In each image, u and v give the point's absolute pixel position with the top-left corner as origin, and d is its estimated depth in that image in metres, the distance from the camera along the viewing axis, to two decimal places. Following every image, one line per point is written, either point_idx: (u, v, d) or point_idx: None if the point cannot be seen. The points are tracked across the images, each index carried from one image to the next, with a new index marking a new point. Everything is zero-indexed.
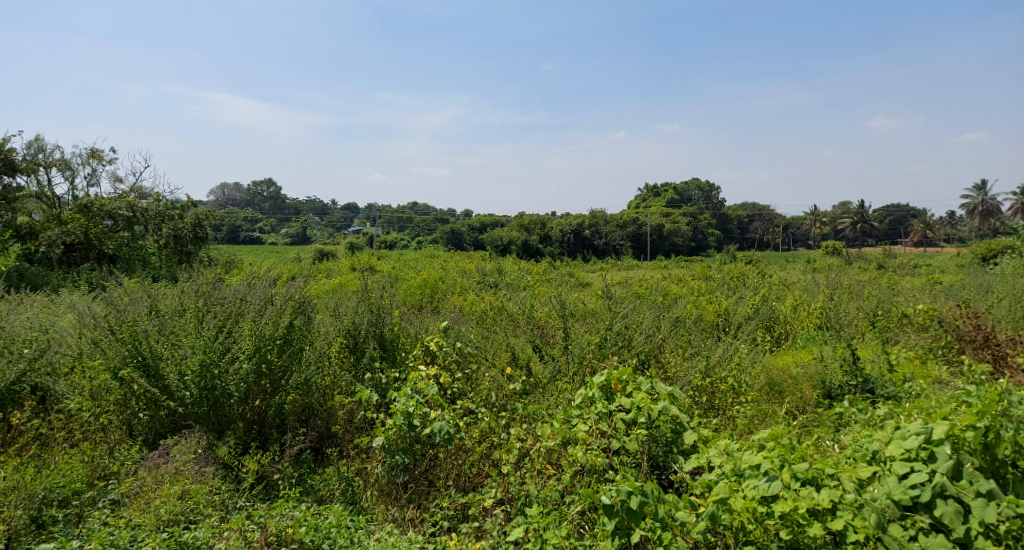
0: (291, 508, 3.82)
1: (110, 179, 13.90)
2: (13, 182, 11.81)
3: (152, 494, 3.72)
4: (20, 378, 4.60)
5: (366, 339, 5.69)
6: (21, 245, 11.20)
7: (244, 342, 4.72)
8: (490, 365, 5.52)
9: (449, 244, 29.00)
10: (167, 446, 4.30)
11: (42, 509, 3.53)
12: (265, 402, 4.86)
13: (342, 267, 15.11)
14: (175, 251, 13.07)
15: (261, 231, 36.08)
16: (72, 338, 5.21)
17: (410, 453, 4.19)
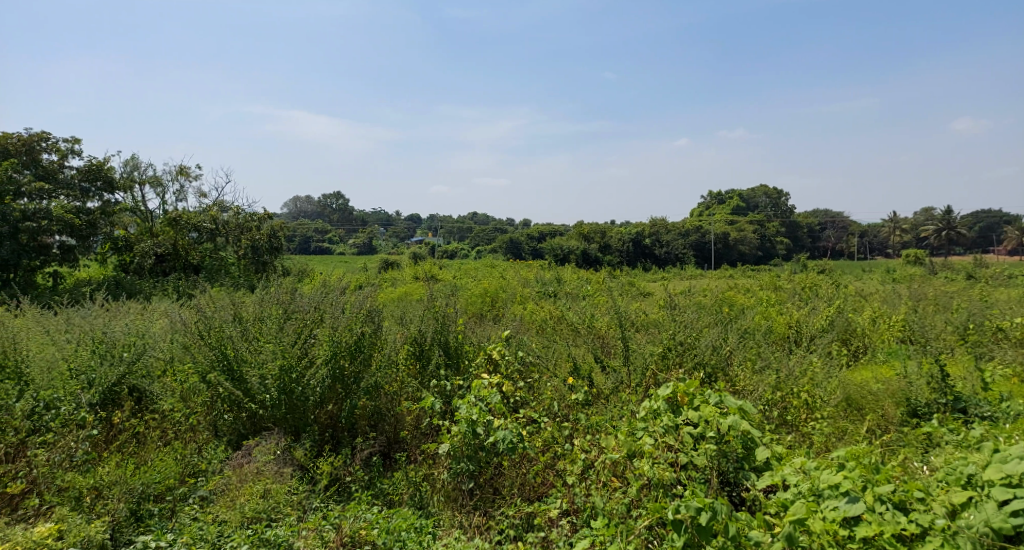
0: (363, 510, 3.95)
1: (196, 194, 14.82)
2: (111, 198, 12.83)
3: (237, 492, 3.93)
4: (120, 380, 4.88)
5: (431, 346, 5.83)
6: (118, 256, 12.49)
7: (321, 348, 4.99)
8: (552, 375, 5.53)
9: (509, 253, 29.31)
10: (250, 446, 4.57)
11: (140, 502, 3.79)
12: (338, 406, 5.05)
13: (405, 276, 15.49)
14: (253, 261, 13.78)
15: (330, 242, 37.54)
16: (165, 342, 5.59)
17: (475, 460, 4.24)
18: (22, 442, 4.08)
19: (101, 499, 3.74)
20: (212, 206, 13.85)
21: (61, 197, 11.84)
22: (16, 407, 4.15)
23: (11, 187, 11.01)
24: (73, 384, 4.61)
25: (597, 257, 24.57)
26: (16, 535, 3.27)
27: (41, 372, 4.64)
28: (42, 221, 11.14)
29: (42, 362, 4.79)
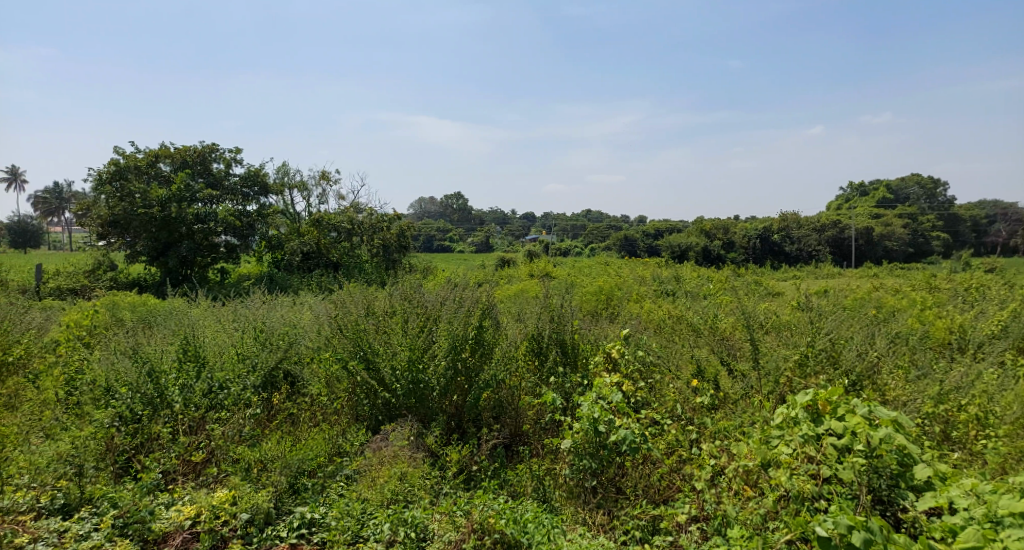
0: (491, 500, 4.07)
1: (335, 197, 16.04)
2: (266, 201, 14.24)
3: (377, 473, 4.25)
4: (277, 365, 5.48)
5: (549, 345, 5.88)
6: (272, 254, 13.83)
7: (441, 340, 5.18)
8: (675, 376, 5.34)
9: (624, 251, 28.91)
10: (387, 432, 4.92)
11: (297, 477, 4.18)
12: (463, 397, 5.26)
13: (521, 273, 15.74)
14: (384, 259, 14.69)
15: (451, 240, 39.15)
16: (312, 332, 6.14)
17: (598, 458, 4.19)
18: (203, 417, 4.60)
19: (265, 472, 4.15)
20: (349, 207, 14.93)
21: (227, 201, 13.27)
22: (197, 386, 4.72)
23: (188, 194, 12.60)
24: (240, 368, 5.18)
25: (719, 254, 23.41)
26: (200, 499, 3.73)
27: (215, 355, 5.27)
28: (210, 222, 12.66)
29: (214, 347, 5.42)
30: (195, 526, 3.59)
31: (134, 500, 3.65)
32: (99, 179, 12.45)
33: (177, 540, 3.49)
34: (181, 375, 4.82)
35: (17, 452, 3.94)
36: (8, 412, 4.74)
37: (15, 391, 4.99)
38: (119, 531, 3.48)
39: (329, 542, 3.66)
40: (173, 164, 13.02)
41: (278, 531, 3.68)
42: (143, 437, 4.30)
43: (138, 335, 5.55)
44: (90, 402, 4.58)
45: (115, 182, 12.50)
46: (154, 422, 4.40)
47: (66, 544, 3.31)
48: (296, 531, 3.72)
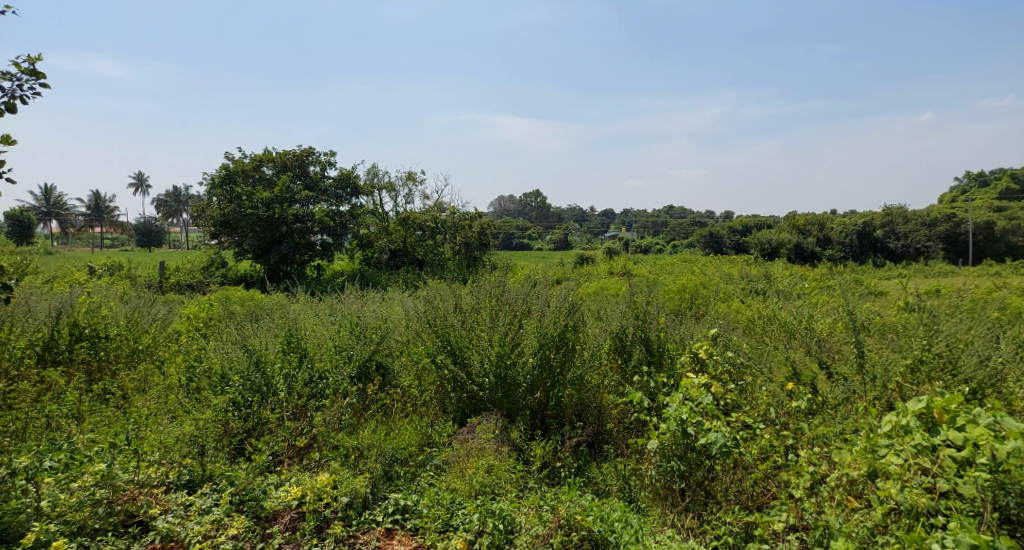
0: (578, 497, 4.06)
1: (420, 197, 16.51)
2: (357, 202, 14.89)
3: (465, 465, 4.36)
4: (370, 358, 5.71)
5: (633, 343, 5.80)
6: (363, 252, 14.65)
7: (530, 337, 5.26)
8: (768, 379, 5.12)
9: (708, 248, 28.11)
10: (473, 424, 5.04)
11: (391, 464, 4.36)
12: (546, 394, 5.27)
13: (601, 271, 15.57)
14: (466, 257, 14.78)
15: (530, 237, 39.53)
16: (402, 327, 6.38)
17: (685, 460, 4.07)
18: (305, 405, 4.92)
19: (361, 459, 4.36)
20: (434, 207, 15.31)
21: (322, 202, 14.01)
22: (300, 376, 5.06)
23: (288, 196, 13.45)
24: (337, 359, 5.47)
25: (813, 251, 22.09)
26: (306, 481, 3.97)
27: (315, 347, 5.60)
28: (307, 222, 13.42)
29: (313, 339, 5.76)
30: (301, 507, 3.81)
31: (248, 480, 3.93)
32: (212, 183, 13.50)
33: (286, 518, 3.72)
34: (284, 364, 5.17)
35: (148, 431, 4.36)
36: (139, 394, 5.24)
37: (144, 377, 5.53)
38: (237, 507, 3.76)
39: (421, 529, 3.80)
40: (275, 168, 13.88)
41: (374, 516, 3.85)
42: (254, 420, 4.64)
43: (247, 328, 6.00)
44: (208, 388, 5.02)
45: (225, 186, 13.51)
46: (263, 408, 4.73)
47: (192, 517, 3.57)
48: (391, 516, 3.89)
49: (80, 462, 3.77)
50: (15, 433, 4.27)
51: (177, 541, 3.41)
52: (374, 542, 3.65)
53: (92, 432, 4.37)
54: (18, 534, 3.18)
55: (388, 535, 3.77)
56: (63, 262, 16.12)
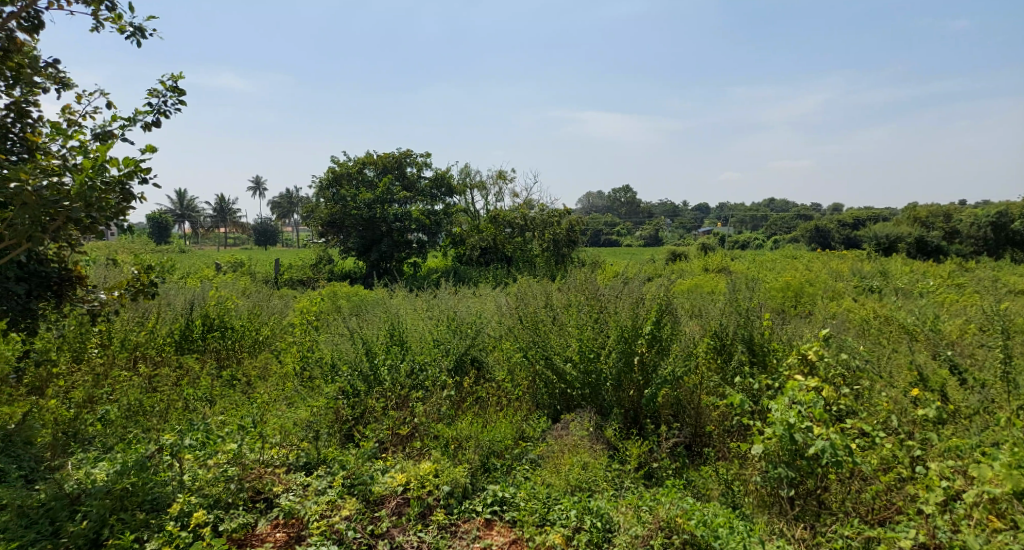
0: (679, 499, 3.97)
1: (511, 195, 16.67)
2: (451, 201, 15.27)
3: (560, 460, 4.38)
4: (466, 352, 5.90)
5: (734, 342, 5.52)
6: (455, 249, 15.04)
7: (611, 332, 5.25)
8: (888, 384, 4.73)
9: (812, 243, 26.46)
10: (567, 420, 5.06)
11: (488, 456, 4.46)
12: (639, 392, 5.16)
13: (695, 268, 15.03)
14: (554, 254, 14.66)
15: (620, 234, 38.98)
16: (495, 322, 6.56)
17: (795, 467, 3.84)
18: (406, 395, 5.14)
19: (460, 449, 4.49)
20: (524, 203, 15.40)
21: (418, 202, 14.54)
22: (401, 367, 5.32)
23: (387, 196, 14.08)
24: (435, 352, 5.71)
25: (937, 245, 20.12)
26: (409, 469, 4.14)
27: (416, 340, 5.92)
28: (405, 221, 13.98)
29: (414, 333, 6.07)
30: (406, 493, 3.97)
31: (358, 465, 4.15)
32: (320, 186, 14.37)
33: (392, 503, 3.88)
34: (388, 355, 5.49)
35: (270, 415, 4.73)
36: (260, 381, 5.68)
37: (265, 365, 6.01)
38: (347, 490, 3.96)
39: (519, 522, 3.83)
40: (376, 170, 14.52)
41: (474, 506, 3.94)
42: (362, 408, 4.92)
43: (355, 321, 6.42)
44: (321, 377, 5.40)
45: (332, 188, 14.39)
46: (369, 397, 5.03)
47: (309, 497, 3.82)
48: (490, 507, 3.96)
49: (214, 441, 4.17)
50: (160, 412, 4.76)
51: (298, 519, 3.64)
52: (474, 531, 3.73)
53: (222, 414, 4.80)
54: (165, 503, 3.55)
55: (488, 525, 3.84)
56: (195, 259, 17.81)
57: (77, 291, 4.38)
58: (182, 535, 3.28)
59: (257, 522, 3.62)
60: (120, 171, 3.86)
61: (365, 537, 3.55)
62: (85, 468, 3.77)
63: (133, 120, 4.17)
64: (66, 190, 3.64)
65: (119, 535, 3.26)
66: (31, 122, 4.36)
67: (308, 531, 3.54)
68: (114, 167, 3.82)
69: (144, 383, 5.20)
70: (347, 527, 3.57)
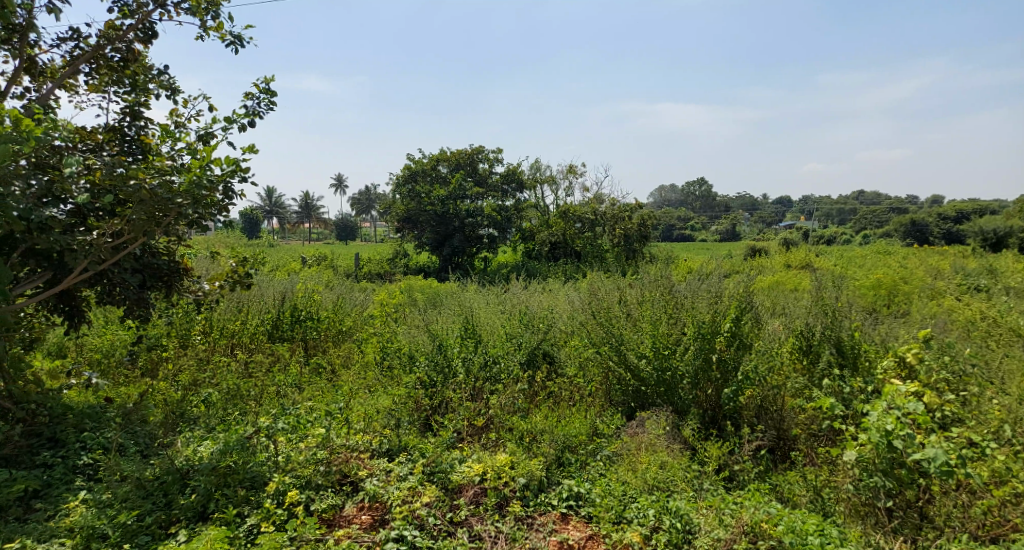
0: (765, 504, 3.84)
1: (582, 189, 16.53)
2: (521, 196, 15.31)
3: (636, 459, 4.32)
4: (538, 347, 5.93)
5: (822, 343, 5.22)
6: (525, 244, 15.09)
7: (690, 330, 5.09)
8: (999, 392, 4.35)
9: (906, 238, 24.70)
10: (642, 418, 4.99)
11: (563, 451, 4.46)
12: (717, 392, 4.99)
13: (775, 264, 14.36)
14: (625, 248, 14.46)
15: (694, 229, 37.87)
16: (567, 317, 6.56)
17: (893, 476, 3.59)
18: (481, 387, 5.22)
19: (535, 443, 4.51)
20: (595, 198, 15.22)
21: (490, 198, 14.67)
22: (475, 359, 5.42)
23: (460, 192, 14.32)
24: (508, 345, 5.79)
25: None
26: (486, 460, 4.21)
27: (488, 334, 6.02)
28: (477, 216, 14.17)
29: (487, 327, 6.18)
30: (483, 483, 4.03)
31: (437, 453, 4.26)
32: (397, 182, 14.81)
33: (469, 492, 3.95)
34: (463, 348, 5.59)
35: (354, 403, 4.94)
36: (343, 369, 5.93)
37: (347, 355, 6.26)
38: (427, 477, 4.07)
39: (595, 518, 3.81)
40: (449, 166, 14.76)
41: (549, 499, 3.96)
42: (439, 398, 5.05)
43: (431, 314, 6.58)
44: (399, 367, 5.59)
45: (407, 184, 14.79)
46: (445, 387, 5.14)
47: (391, 482, 3.95)
48: (565, 502, 3.96)
49: (303, 425, 4.39)
50: (255, 397, 5.07)
51: (381, 503, 3.78)
52: (550, 524, 3.74)
53: (310, 400, 5.06)
54: (263, 482, 3.77)
55: (563, 520, 3.84)
56: (281, 254, 18.81)
57: (183, 283, 4.75)
58: (278, 513, 3.49)
59: (344, 504, 3.78)
60: (222, 170, 4.13)
61: (444, 524, 3.63)
62: (192, 446, 4.08)
63: (230, 123, 4.46)
64: (175, 188, 3.93)
65: (223, 510, 3.51)
66: (143, 125, 4.75)
67: (390, 515, 3.66)
68: (217, 167, 4.10)
69: (241, 368, 5.56)
70: (428, 513, 3.66)
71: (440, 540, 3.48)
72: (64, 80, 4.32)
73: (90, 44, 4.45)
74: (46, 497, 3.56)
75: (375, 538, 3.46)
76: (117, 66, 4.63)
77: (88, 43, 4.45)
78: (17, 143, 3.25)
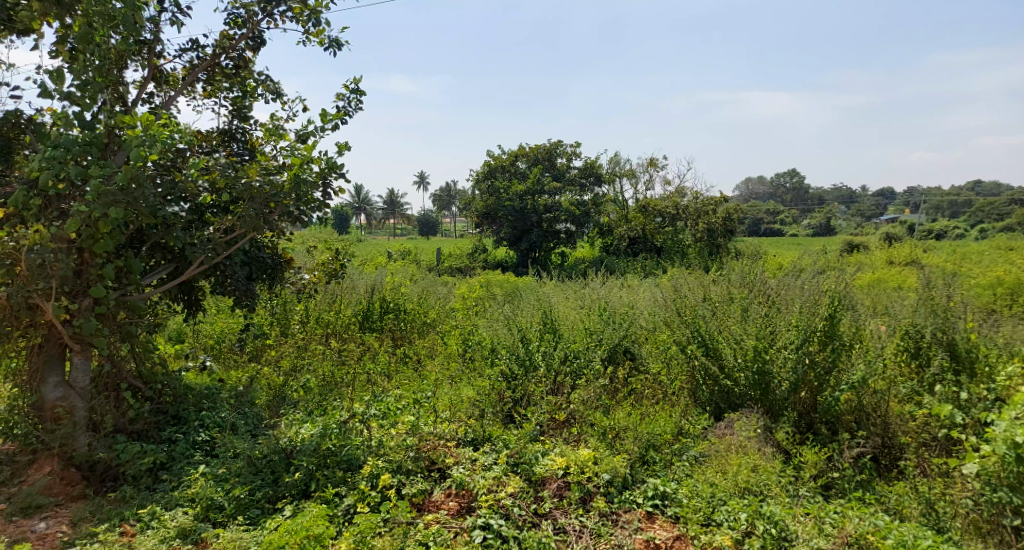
0: (870, 515, 3.62)
1: (663, 183, 16.12)
2: (600, 191, 15.11)
3: (726, 460, 4.17)
4: (619, 343, 5.86)
5: (934, 346, 4.81)
6: (604, 239, 14.91)
7: (792, 333, 4.83)
8: None
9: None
10: (731, 419, 4.79)
11: (647, 449, 4.38)
12: (813, 396, 4.75)
13: (875, 260, 13.38)
14: (708, 243, 13.96)
15: (783, 224, 36.02)
16: (649, 313, 6.44)
17: (1022, 493, 3.27)
18: (561, 382, 5.24)
19: (619, 440, 4.46)
20: (676, 192, 14.79)
21: (568, 193, 14.60)
22: (556, 354, 5.44)
23: (538, 187, 14.36)
24: (588, 341, 5.76)
25: None
26: (569, 454, 4.20)
27: (568, 330, 6.01)
28: (555, 211, 14.17)
29: (567, 323, 6.18)
30: (566, 477, 4.03)
31: (520, 445, 4.31)
32: (477, 179, 15.06)
33: (553, 485, 3.97)
34: (542, 343, 5.63)
35: (440, 392, 5.09)
36: (428, 359, 6.12)
37: (432, 346, 6.45)
38: (512, 468, 4.13)
39: (682, 518, 3.72)
40: (528, 161, 14.84)
41: (634, 497, 3.90)
42: (521, 392, 5.10)
43: (511, 309, 6.66)
44: (481, 359, 5.73)
45: (486, 180, 15.02)
46: (527, 381, 5.19)
47: (477, 471, 4.03)
48: (651, 501, 3.89)
49: (393, 413, 4.60)
50: (349, 384, 5.33)
51: (468, 490, 3.87)
52: (636, 522, 3.68)
53: (399, 388, 5.26)
54: (358, 464, 3.95)
55: (649, 518, 3.78)
56: (365, 248, 19.65)
57: (284, 274, 5.07)
58: (372, 496, 3.65)
59: (433, 490, 3.89)
60: (320, 168, 4.36)
61: (529, 515, 3.66)
62: (294, 428, 4.34)
63: (327, 122, 4.71)
64: (279, 184, 4.19)
65: (323, 489, 3.72)
66: (250, 127, 5.08)
67: (477, 503, 3.74)
68: (317, 165, 4.33)
69: (336, 356, 5.87)
70: (513, 503, 3.70)
71: (525, 531, 3.50)
72: (184, 88, 4.71)
73: (207, 53, 4.82)
74: (172, 469, 3.92)
75: (463, 525, 3.54)
76: (229, 73, 4.98)
77: (206, 53, 4.84)
78: (147, 146, 3.59)
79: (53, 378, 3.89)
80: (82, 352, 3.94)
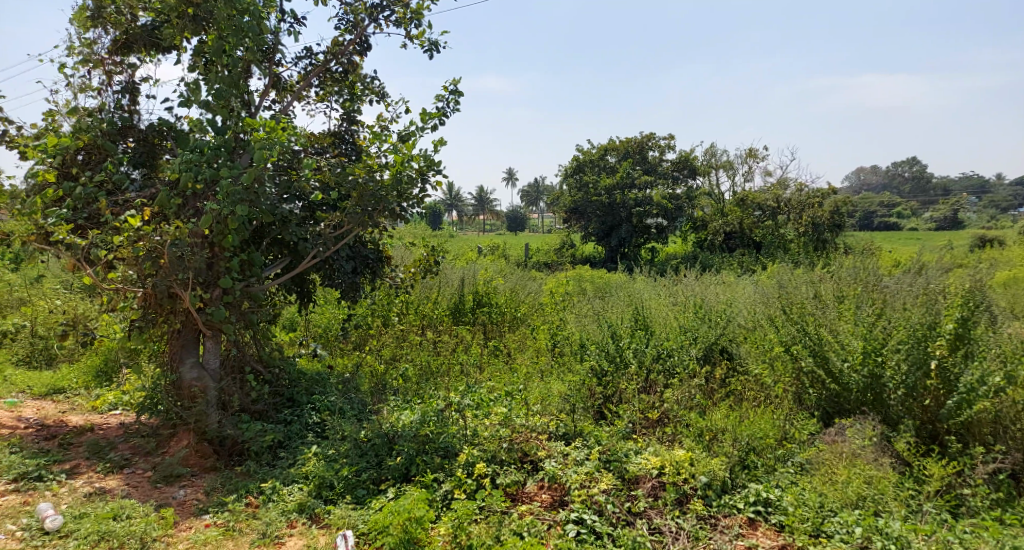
0: (1006, 537, 3.27)
1: (763, 174, 15.30)
2: (694, 184, 14.59)
3: (836, 470, 3.92)
4: (716, 342, 5.66)
5: None
6: (697, 233, 14.40)
7: (912, 335, 4.44)
8: None
9: None
10: (842, 426, 4.50)
11: (748, 453, 4.19)
12: (939, 404, 4.33)
13: (1010, 258, 11.99)
14: (813, 239, 13.11)
15: (900, 217, 33.11)
16: (748, 311, 6.16)
17: None
18: (653, 380, 5.16)
19: (717, 442, 4.30)
20: (778, 184, 14.00)
21: (659, 186, 14.23)
22: (648, 351, 5.36)
23: (628, 182, 14.11)
24: (682, 339, 5.62)
25: None
26: (664, 454, 4.11)
27: (661, 327, 5.89)
28: (645, 206, 13.88)
29: (659, 319, 6.06)
30: (661, 477, 3.95)
31: (613, 442, 4.28)
32: (566, 174, 15.05)
33: (647, 484, 3.90)
34: (634, 340, 5.56)
35: (532, 385, 5.15)
36: (519, 353, 6.20)
37: (523, 339, 6.53)
38: (605, 464, 4.10)
39: (787, 528, 3.54)
40: (618, 155, 14.62)
41: (734, 502, 3.76)
42: (612, 388, 5.06)
43: (603, 304, 6.61)
44: (571, 354, 5.74)
45: (575, 175, 14.98)
46: (618, 378, 5.13)
47: (569, 465, 4.05)
48: (752, 506, 3.74)
49: (487, 404, 4.71)
50: (444, 375, 5.51)
51: (561, 484, 3.90)
52: (736, 528, 3.55)
53: (491, 380, 5.38)
54: (454, 452, 4.08)
55: (750, 525, 3.63)
56: (454, 243, 20.18)
57: (385, 268, 5.32)
58: (468, 483, 3.76)
59: (526, 482, 3.95)
60: (419, 166, 4.52)
61: (623, 513, 3.62)
62: (395, 414, 4.55)
63: (427, 122, 4.87)
64: (383, 181, 4.40)
65: (422, 474, 3.88)
66: (357, 129, 5.36)
67: (570, 497, 3.75)
68: (416, 162, 4.49)
69: (431, 347, 6.08)
70: (606, 500, 3.67)
71: (619, 528, 3.48)
72: (300, 93, 5.05)
73: (320, 60, 5.13)
74: (288, 447, 4.24)
75: (556, 518, 3.57)
76: (338, 78, 5.27)
77: (318, 59, 5.16)
78: (269, 149, 3.88)
79: (189, 360, 4.33)
80: (212, 338, 4.35)
